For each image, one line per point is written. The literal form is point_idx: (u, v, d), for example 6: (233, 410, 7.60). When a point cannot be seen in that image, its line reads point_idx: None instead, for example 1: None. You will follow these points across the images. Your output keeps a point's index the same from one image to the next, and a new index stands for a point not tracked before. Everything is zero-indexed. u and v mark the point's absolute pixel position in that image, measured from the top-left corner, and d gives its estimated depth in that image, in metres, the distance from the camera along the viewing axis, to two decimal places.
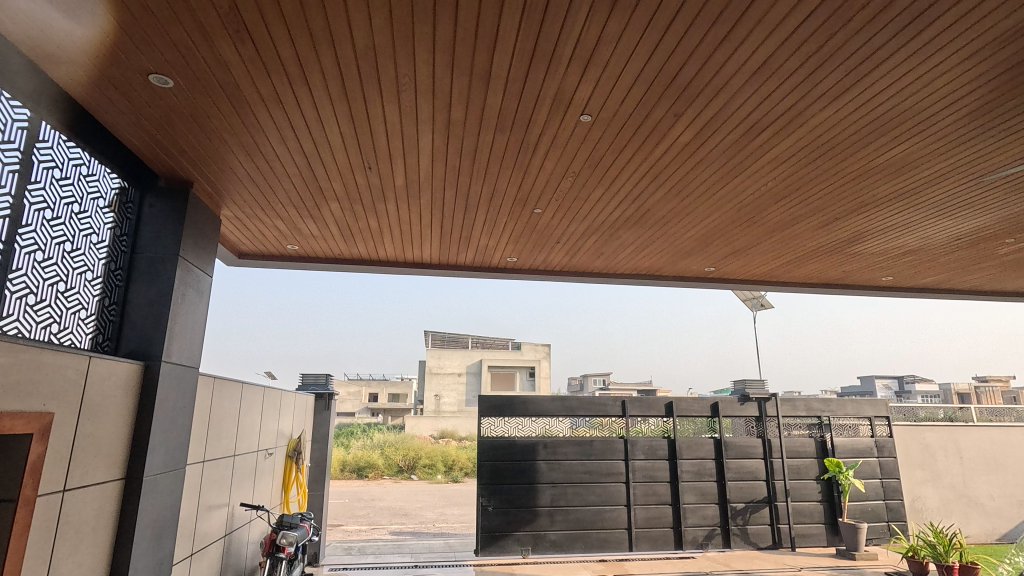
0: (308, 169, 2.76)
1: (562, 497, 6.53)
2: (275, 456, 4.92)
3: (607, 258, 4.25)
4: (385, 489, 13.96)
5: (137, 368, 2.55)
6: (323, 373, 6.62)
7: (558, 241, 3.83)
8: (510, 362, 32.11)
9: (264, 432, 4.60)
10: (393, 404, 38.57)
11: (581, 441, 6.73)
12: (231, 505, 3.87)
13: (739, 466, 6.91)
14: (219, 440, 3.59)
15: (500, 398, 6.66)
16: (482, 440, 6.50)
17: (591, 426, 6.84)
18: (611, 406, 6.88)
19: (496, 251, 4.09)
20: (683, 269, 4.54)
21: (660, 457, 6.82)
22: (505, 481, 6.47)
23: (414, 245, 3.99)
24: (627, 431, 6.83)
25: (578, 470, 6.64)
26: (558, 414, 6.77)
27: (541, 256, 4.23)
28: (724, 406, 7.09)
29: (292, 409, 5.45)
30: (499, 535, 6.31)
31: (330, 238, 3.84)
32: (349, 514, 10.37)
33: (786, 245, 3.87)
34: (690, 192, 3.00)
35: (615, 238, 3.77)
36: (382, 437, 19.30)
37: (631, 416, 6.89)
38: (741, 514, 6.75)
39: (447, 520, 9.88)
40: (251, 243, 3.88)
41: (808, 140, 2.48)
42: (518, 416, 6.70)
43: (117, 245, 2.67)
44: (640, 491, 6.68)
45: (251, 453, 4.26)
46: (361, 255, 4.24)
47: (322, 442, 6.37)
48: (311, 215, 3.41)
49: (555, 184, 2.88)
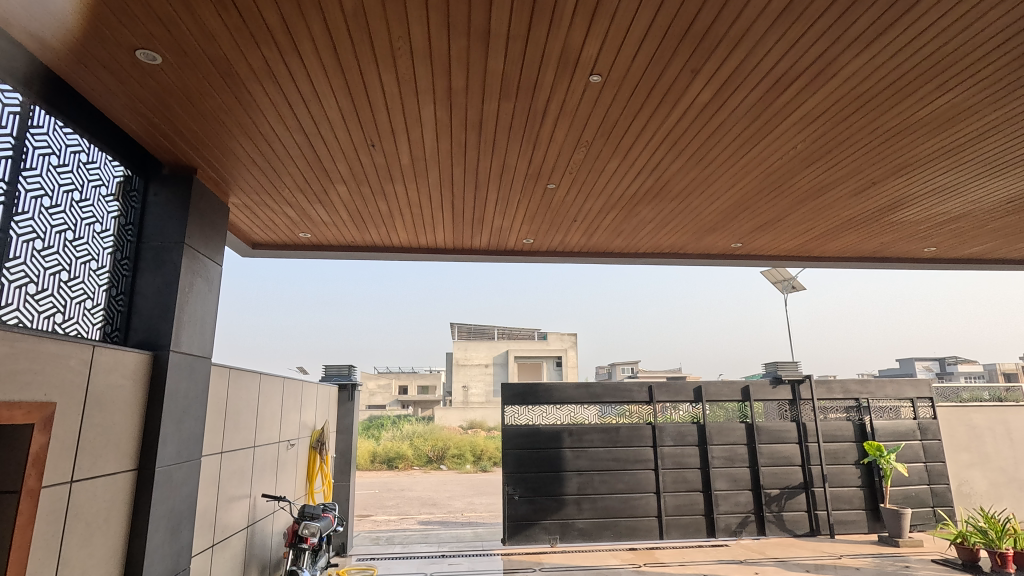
0: (310, 148, 2.67)
1: (589, 485, 6.41)
2: (298, 447, 4.93)
3: (627, 236, 4.06)
4: (415, 480, 14.05)
5: (145, 358, 2.51)
6: (346, 364, 6.62)
7: (575, 220, 3.68)
8: (537, 352, 32.01)
9: (286, 423, 4.59)
10: (422, 397, 38.92)
11: (608, 428, 6.58)
12: (253, 496, 3.87)
13: (772, 451, 6.67)
14: (237, 431, 3.58)
15: (523, 385, 6.56)
16: (506, 429, 6.42)
17: (618, 413, 6.68)
18: (637, 392, 6.70)
19: (512, 233, 3.97)
20: (709, 246, 4.32)
21: (689, 442, 6.63)
22: (530, 469, 6.38)
23: (427, 229, 3.89)
24: (655, 417, 6.65)
25: (605, 457, 6.51)
26: (582, 401, 6.63)
27: (558, 237, 4.07)
28: (755, 390, 6.85)
29: (315, 400, 5.46)
30: (526, 524, 6.23)
31: (341, 224, 3.76)
32: (379, 505, 10.45)
33: (817, 216, 3.63)
34: (713, 159, 2.80)
35: (635, 215, 3.58)
36: (411, 429, 19.46)
37: (659, 401, 6.71)
38: (776, 501, 6.53)
39: (476, 510, 9.86)
40: (263, 231, 3.84)
41: (840, 94, 2.27)
42: (542, 403, 6.59)
43: (122, 235, 2.62)
44: (670, 478, 6.51)
45: (272, 444, 4.26)
46: (374, 241, 4.16)
47: (347, 432, 6.37)
48: (319, 200, 3.33)
49: (568, 156, 2.73)
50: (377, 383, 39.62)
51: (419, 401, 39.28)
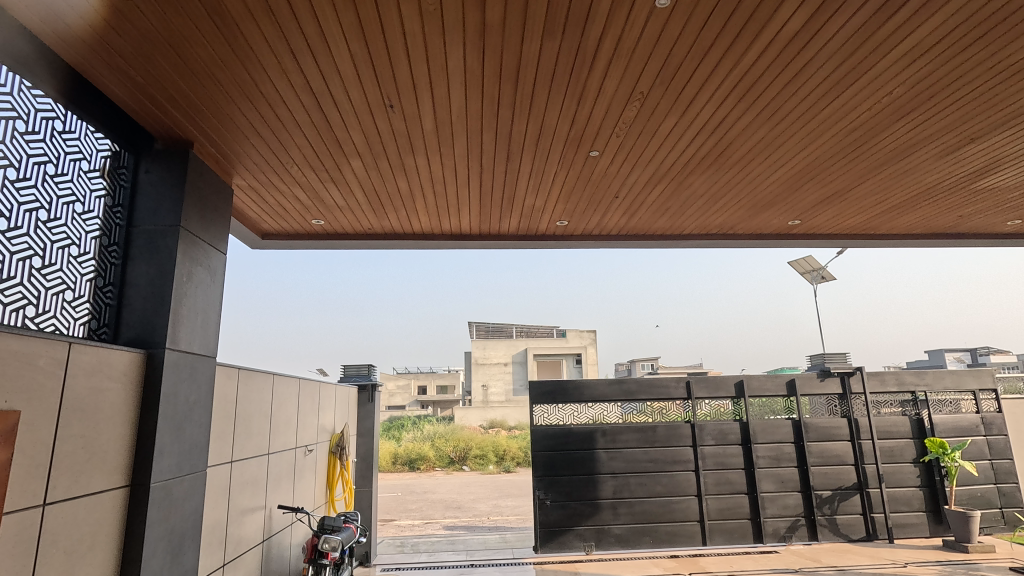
0: (320, 113, 2.32)
1: (626, 488, 6.00)
2: (317, 453, 4.61)
3: (673, 215, 3.66)
4: (437, 481, 13.76)
5: (135, 358, 2.18)
6: (365, 364, 6.29)
7: (618, 196, 3.28)
8: (556, 350, 31.55)
9: (303, 427, 4.28)
10: (442, 396, 38.75)
11: (643, 427, 6.17)
12: (268, 508, 3.55)
13: (823, 449, 6.19)
14: (249, 437, 3.26)
15: (552, 383, 6.18)
16: (535, 430, 6.05)
17: (654, 411, 6.26)
18: (674, 387, 6.28)
19: (545, 216, 3.59)
20: (762, 225, 3.89)
21: (732, 441, 6.19)
22: (562, 472, 6.00)
23: (450, 213, 3.53)
24: (694, 415, 6.22)
25: (642, 458, 6.10)
26: (615, 399, 6.22)
27: (596, 218, 3.67)
28: (802, 383, 6.37)
29: (334, 402, 5.15)
30: (559, 530, 5.85)
31: (357, 208, 3.41)
32: (402, 508, 10.17)
33: (894, 184, 3.19)
34: (789, 111, 2.39)
35: (685, 187, 3.18)
36: (432, 429, 19.21)
37: (697, 398, 6.27)
38: (828, 503, 6.06)
39: (502, 513, 9.50)
40: (273, 218, 3.52)
41: (959, 21, 1.86)
42: (572, 402, 6.20)
43: (109, 218, 2.30)
44: (712, 480, 6.07)
45: (289, 450, 3.94)
46: (393, 228, 3.82)
47: (368, 435, 6.06)
48: (332, 179, 2.98)
49: (617, 112, 2.34)
50: (396, 383, 39.61)
51: (439, 401, 39.17)
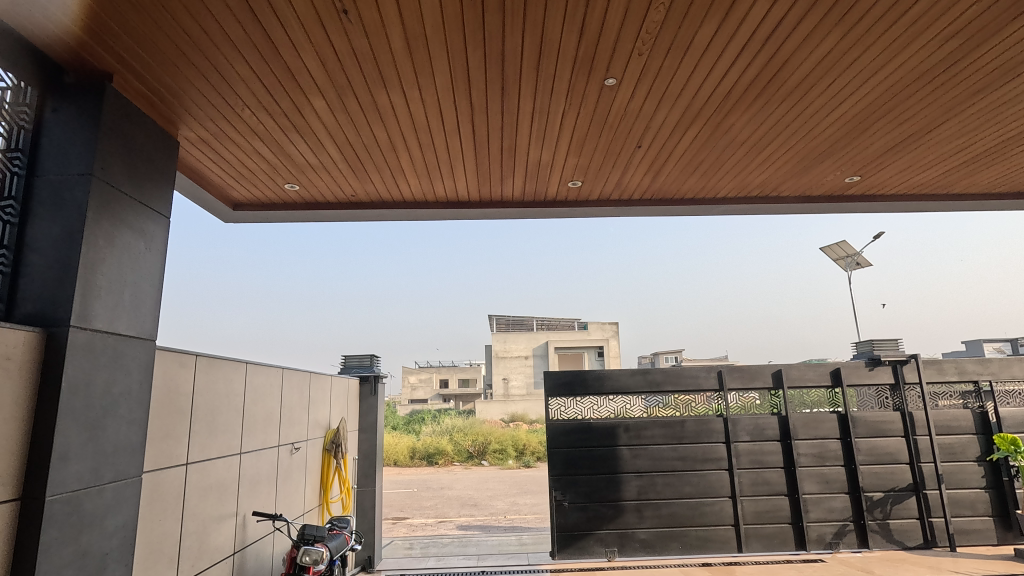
0: (258, 26, 1.82)
1: (652, 488, 5.46)
2: (307, 451, 4.17)
3: (706, 172, 3.08)
4: (455, 477, 13.36)
5: (29, 339, 1.71)
6: (367, 355, 5.83)
7: (640, 146, 2.73)
8: (577, 342, 30.92)
9: (289, 423, 3.84)
10: (463, 389, 38.51)
11: (670, 422, 5.61)
12: (242, 515, 3.11)
13: (872, 446, 5.56)
14: (212, 436, 2.81)
15: (570, 373, 5.66)
16: (551, 425, 5.54)
17: (682, 404, 5.68)
18: (704, 377, 5.70)
19: (553, 175, 3.05)
20: (812, 185, 3.29)
21: (770, 437, 5.58)
22: (581, 471, 5.48)
23: (443, 173, 3.02)
24: (727, 407, 5.63)
25: (669, 456, 5.54)
26: (638, 390, 5.67)
27: (615, 177, 3.12)
28: (848, 373, 5.73)
29: (329, 394, 4.71)
30: (578, 535, 5.34)
31: (334, 168, 2.92)
32: (416, 506, 9.76)
33: (985, 121, 2.58)
34: (867, 8, 1.81)
35: (722, 132, 2.62)
36: (451, 423, 18.85)
37: (730, 389, 5.68)
38: (880, 506, 5.42)
39: (520, 512, 9.03)
40: (238, 181, 3.05)
41: None
42: (592, 394, 5.67)
43: (2, 165, 1.85)
44: (748, 480, 5.48)
45: (269, 449, 3.51)
46: (379, 195, 3.32)
47: (371, 431, 5.62)
48: (296, 127, 2.49)
49: (640, 13, 1.79)
50: (418, 377, 39.56)
51: (459, 395, 38.93)
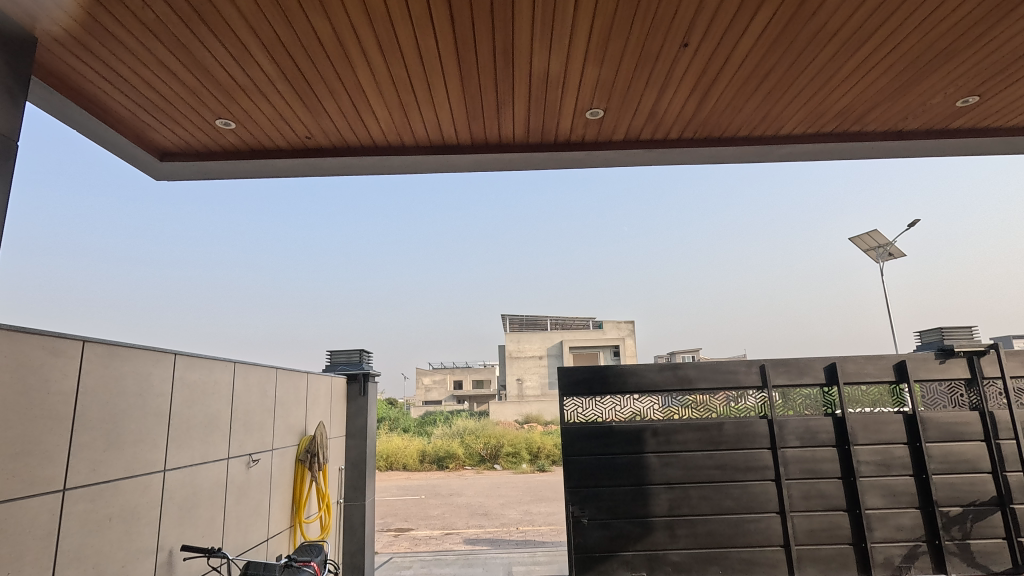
0: None
1: (685, 503, 4.68)
2: (272, 462, 3.47)
3: (770, 91, 2.30)
4: (466, 482, 12.62)
5: None
6: (356, 350, 5.06)
7: (686, 46, 1.96)
8: (592, 341, 30.09)
9: (245, 431, 3.13)
10: (477, 390, 37.79)
11: (705, 425, 4.82)
12: (169, 551, 2.41)
13: (946, 452, 4.71)
14: (114, 450, 2.09)
15: (587, 369, 4.89)
16: (568, 430, 4.79)
17: (718, 403, 4.88)
18: (744, 373, 4.89)
19: (565, 99, 2.30)
20: (907, 113, 2.49)
21: (824, 442, 4.76)
22: (602, 482, 4.72)
23: (420, 96, 2.27)
24: (773, 407, 4.82)
25: (705, 464, 4.75)
26: (668, 388, 4.88)
27: (647, 103, 2.35)
28: (915, 366, 4.87)
29: (304, 395, 4.00)
30: (600, 557, 4.58)
31: (273, 89, 2.20)
32: (422, 516, 9.04)
33: None
34: None
35: (806, 17, 1.83)
36: (461, 424, 18.10)
37: (776, 386, 4.86)
38: (957, 524, 4.58)
39: (534, 523, 8.25)
40: (154, 114, 2.34)
41: None
42: (614, 393, 4.89)
43: None
44: (799, 492, 4.67)
45: (214, 463, 2.80)
46: (341, 136, 2.59)
47: (360, 436, 4.91)
48: (201, 16, 1.76)
49: None
50: (431, 379, 39.06)
51: (474, 395, 38.23)
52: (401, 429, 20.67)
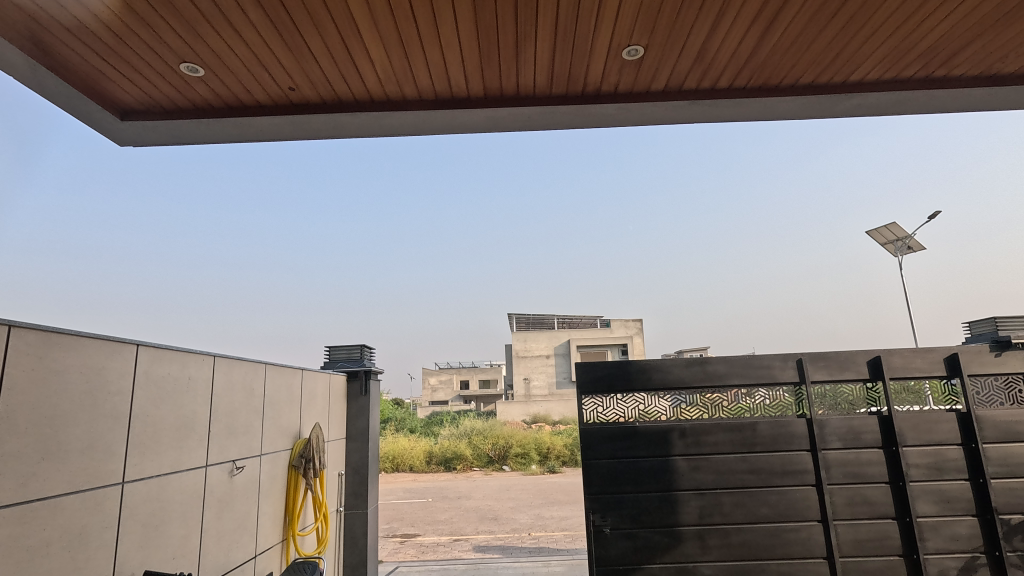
0: None
1: (717, 510, 4.27)
2: (261, 469, 3.08)
3: (850, 21, 1.88)
4: (474, 485, 12.23)
5: None
6: (357, 346, 4.67)
7: None
8: (601, 339, 29.66)
9: (227, 435, 2.74)
10: (484, 390, 37.40)
11: (737, 425, 4.40)
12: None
13: (1005, 455, 4.28)
14: (53, 461, 1.70)
15: (608, 365, 4.49)
16: (588, 431, 4.39)
17: (752, 402, 4.47)
18: (779, 369, 4.48)
19: (598, 31, 1.89)
20: (1007, 50, 2.08)
21: (868, 444, 4.34)
22: (626, 488, 4.32)
23: (422, 28, 1.86)
24: (812, 405, 4.40)
25: (738, 468, 4.34)
26: (696, 385, 4.47)
27: (698, 37, 1.94)
28: (969, 360, 4.43)
29: (297, 394, 3.61)
30: (624, 571, 4.18)
31: (242, 21, 1.79)
32: (429, 520, 8.66)
33: None
34: None
35: None
36: (469, 425, 17.73)
37: (815, 383, 4.44)
38: (1019, 533, 4.15)
39: (547, 528, 7.86)
40: (103, 57, 1.94)
41: None
42: (637, 391, 4.49)
43: None
44: (842, 499, 4.25)
45: (189, 472, 2.41)
46: (332, 89, 2.20)
47: (362, 439, 4.54)
48: None
49: None
50: (438, 379, 38.73)
51: (481, 395, 37.85)
52: (407, 430, 20.32)
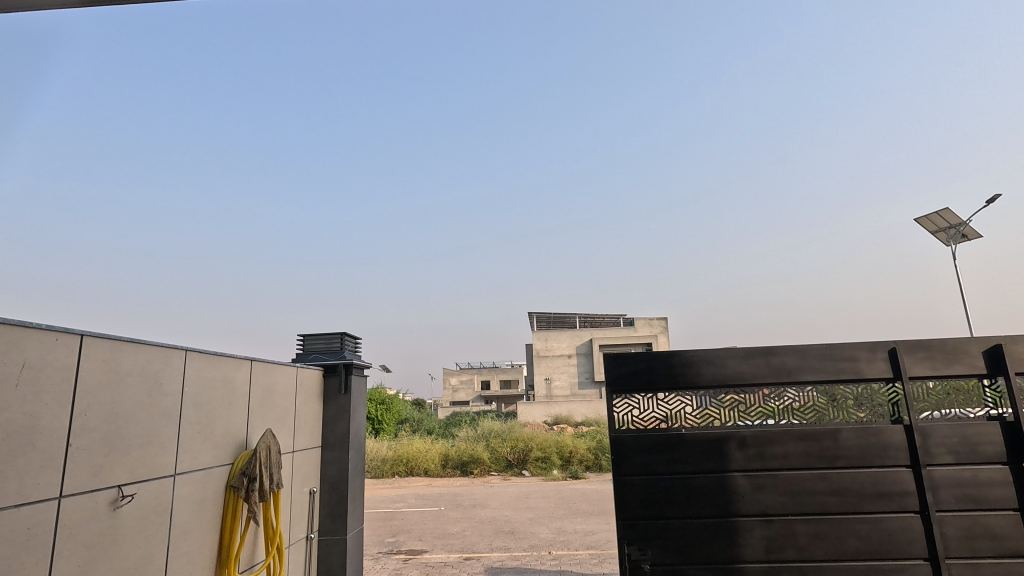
0: None
1: (789, 543, 3.32)
2: (176, 494, 2.25)
3: None
4: (491, 491, 11.36)
5: None
6: (335, 334, 3.84)
7: None
8: (624, 338, 28.58)
9: (108, 450, 1.90)
10: (505, 390, 36.64)
11: (814, 433, 3.44)
12: None
13: None
14: None
15: (645, 357, 3.57)
16: (621, 440, 3.49)
17: (831, 403, 3.50)
18: (867, 362, 3.50)
19: None
20: None
21: (989, 459, 3.34)
22: (670, 512, 3.40)
23: None
24: (912, 408, 3.41)
25: (816, 489, 3.38)
26: (757, 383, 3.52)
27: None
28: None
29: (242, 392, 2.78)
30: None
31: None
32: (439, 534, 7.81)
33: None
34: None
35: None
36: (487, 426, 16.88)
37: (914, 379, 3.46)
38: None
39: (569, 545, 6.94)
40: None
41: None
42: (682, 390, 3.55)
43: None
44: (955, 531, 3.27)
45: (19, 510, 1.57)
46: None
47: (340, 447, 3.71)
48: None
49: None
50: (458, 379, 37.99)
51: (502, 395, 37.02)
52: (424, 431, 19.60)
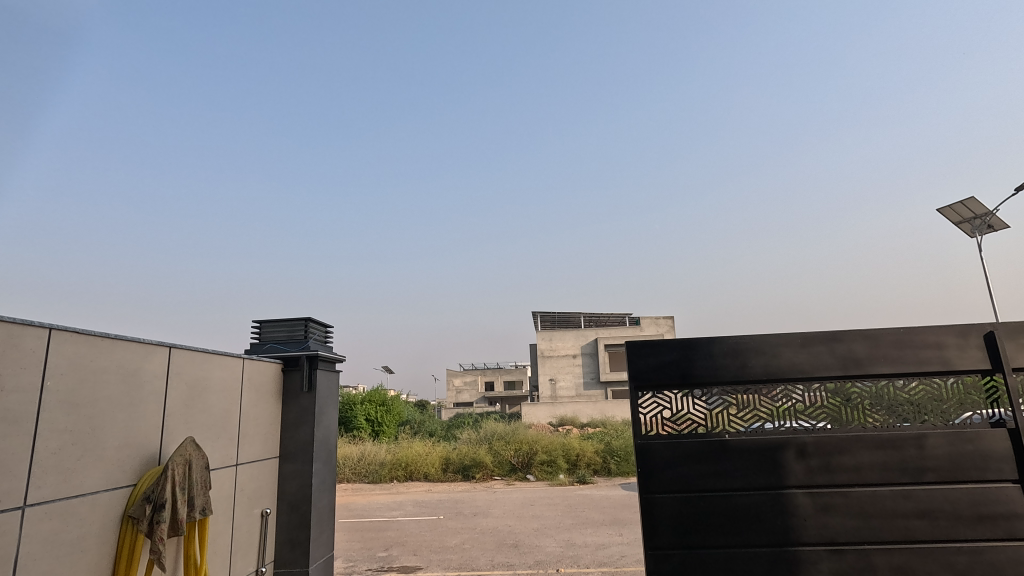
0: None
1: None
2: (29, 534, 1.57)
3: None
4: (493, 498, 10.63)
5: None
6: (298, 320, 3.14)
7: None
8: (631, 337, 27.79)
9: None
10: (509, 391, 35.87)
11: (893, 439, 2.72)
12: None
13: None
14: None
15: (678, 346, 2.87)
16: (650, 448, 2.79)
17: (913, 402, 2.78)
18: (957, 350, 2.78)
19: None
20: None
21: None
22: (712, 540, 2.70)
23: None
24: (1017, 408, 2.70)
25: (897, 511, 2.67)
26: (819, 377, 2.81)
27: None
28: None
29: (154, 388, 2.10)
30: None
31: None
32: (436, 547, 7.11)
33: None
34: None
35: None
36: (491, 428, 16.15)
37: (1017, 371, 2.74)
38: None
39: (580, 562, 6.23)
40: None
41: None
42: (725, 385, 2.85)
43: None
44: None
45: None
46: None
47: (302, 457, 3.02)
48: None
49: None
50: (462, 380, 37.27)
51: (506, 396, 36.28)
52: (426, 433, 18.90)
